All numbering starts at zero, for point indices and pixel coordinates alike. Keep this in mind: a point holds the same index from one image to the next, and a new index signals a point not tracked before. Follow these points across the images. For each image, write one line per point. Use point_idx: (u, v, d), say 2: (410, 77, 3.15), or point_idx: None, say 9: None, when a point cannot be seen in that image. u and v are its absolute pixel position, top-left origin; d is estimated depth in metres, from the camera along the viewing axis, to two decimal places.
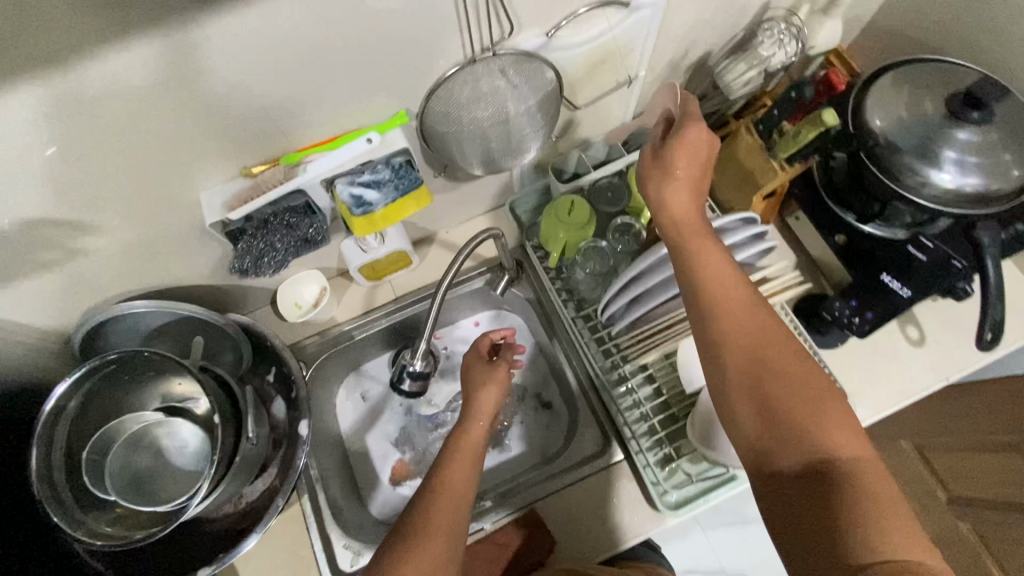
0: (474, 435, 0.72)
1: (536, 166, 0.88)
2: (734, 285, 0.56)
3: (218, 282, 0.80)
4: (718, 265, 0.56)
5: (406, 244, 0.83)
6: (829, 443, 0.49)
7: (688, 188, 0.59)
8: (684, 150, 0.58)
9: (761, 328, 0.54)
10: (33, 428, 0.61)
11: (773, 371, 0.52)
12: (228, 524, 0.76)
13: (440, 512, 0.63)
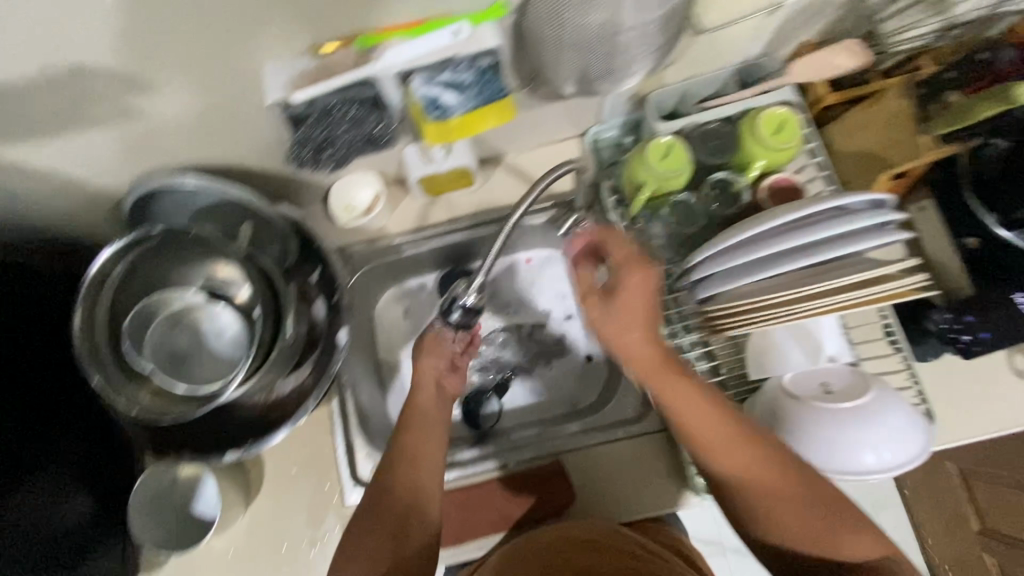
0: (422, 401, 0.67)
1: (632, 97, 0.77)
2: (707, 419, 0.54)
3: (271, 169, 0.75)
4: (704, 425, 0.54)
5: (470, 162, 0.76)
6: (834, 541, 0.52)
7: (643, 288, 0.56)
8: (627, 311, 0.55)
9: (747, 450, 0.54)
10: (79, 287, 0.62)
11: (782, 495, 0.53)
12: (254, 415, 0.75)
13: (404, 483, 0.62)
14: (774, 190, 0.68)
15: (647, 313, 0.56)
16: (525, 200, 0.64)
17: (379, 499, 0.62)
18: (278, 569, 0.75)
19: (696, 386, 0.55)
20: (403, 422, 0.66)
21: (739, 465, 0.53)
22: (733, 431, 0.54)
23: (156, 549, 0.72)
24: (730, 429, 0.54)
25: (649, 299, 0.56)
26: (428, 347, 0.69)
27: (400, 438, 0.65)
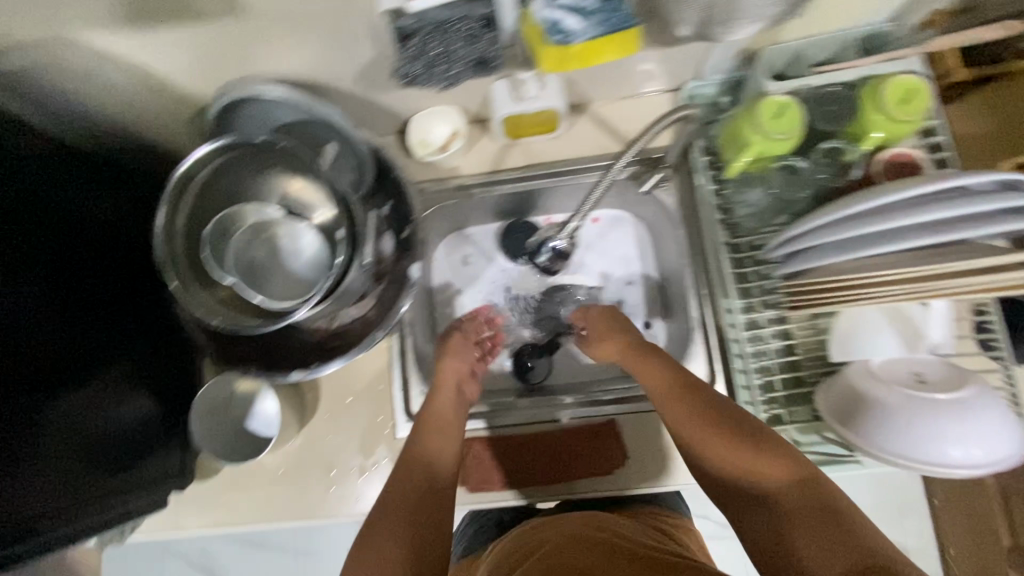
0: (444, 399, 0.75)
1: (742, 50, 0.71)
2: (665, 383, 0.67)
3: (352, 91, 0.72)
4: (656, 381, 0.68)
5: (561, 104, 0.72)
6: (763, 475, 0.55)
7: (609, 321, 0.79)
8: (601, 318, 0.80)
9: (696, 411, 0.62)
10: (162, 187, 0.62)
11: (717, 441, 0.59)
12: (317, 340, 0.75)
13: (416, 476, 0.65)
14: (889, 166, 0.63)
15: (617, 330, 0.77)
16: (626, 152, 0.64)
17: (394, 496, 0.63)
18: (328, 489, 0.78)
19: (658, 364, 0.70)
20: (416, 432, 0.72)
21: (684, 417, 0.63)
22: (682, 394, 0.65)
23: (217, 459, 0.75)
24: (684, 390, 0.65)
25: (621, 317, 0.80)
26: (450, 348, 0.80)
27: (416, 436, 0.71)
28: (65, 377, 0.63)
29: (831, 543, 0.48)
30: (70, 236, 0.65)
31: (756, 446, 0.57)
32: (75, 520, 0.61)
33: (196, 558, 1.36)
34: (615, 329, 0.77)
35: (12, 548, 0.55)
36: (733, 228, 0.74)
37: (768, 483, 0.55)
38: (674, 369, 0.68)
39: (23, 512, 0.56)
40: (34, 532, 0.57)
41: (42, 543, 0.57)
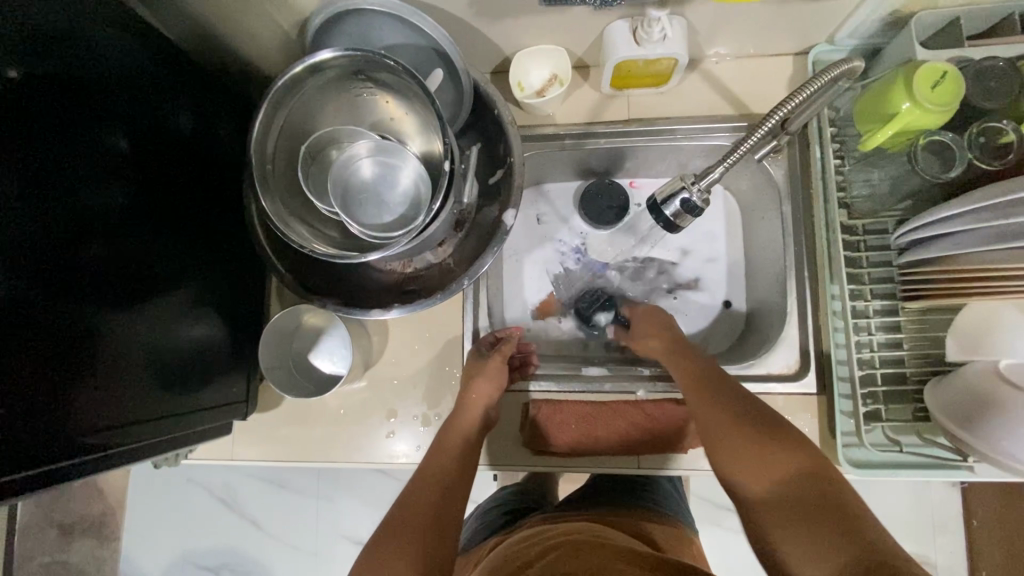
0: (471, 406, 0.69)
1: (889, 13, 0.65)
2: (692, 373, 0.64)
3: (460, 17, 0.67)
4: (689, 378, 0.64)
5: (684, 52, 0.65)
6: (775, 477, 0.52)
7: (652, 319, 0.75)
8: (648, 314, 0.75)
9: (721, 407, 0.59)
10: (263, 95, 0.57)
11: (738, 438, 0.55)
12: (393, 280, 0.72)
13: (429, 485, 0.60)
14: None
15: (662, 327, 0.73)
16: (781, 105, 0.55)
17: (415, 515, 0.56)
18: (385, 437, 0.75)
19: (685, 359, 0.66)
20: (434, 447, 0.66)
21: (705, 411, 0.59)
22: (708, 388, 0.61)
23: (282, 392, 0.72)
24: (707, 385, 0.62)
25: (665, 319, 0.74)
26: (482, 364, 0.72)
27: (436, 446, 0.66)
28: (144, 286, 0.60)
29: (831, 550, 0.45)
30: (153, 140, 0.62)
31: (774, 448, 0.53)
32: (147, 434, 0.59)
33: (218, 490, 1.36)
34: (653, 334, 0.73)
35: (93, 452, 0.53)
36: (847, 208, 0.69)
37: (783, 485, 0.51)
38: (700, 365, 0.65)
39: (100, 419, 0.54)
40: (111, 441, 0.55)
41: (120, 453, 0.56)
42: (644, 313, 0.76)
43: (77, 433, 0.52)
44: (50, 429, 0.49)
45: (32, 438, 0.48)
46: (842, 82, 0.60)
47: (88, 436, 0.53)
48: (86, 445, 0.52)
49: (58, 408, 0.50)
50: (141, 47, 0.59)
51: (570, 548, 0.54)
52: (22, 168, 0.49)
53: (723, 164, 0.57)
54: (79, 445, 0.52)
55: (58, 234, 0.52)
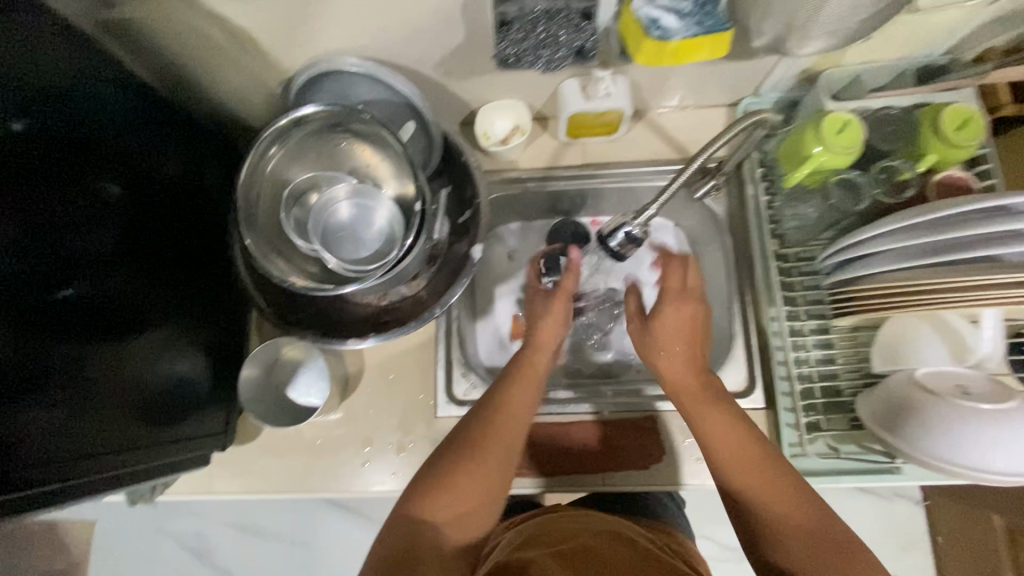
0: (545, 349, 0.70)
1: (802, 72, 0.76)
2: (740, 439, 0.60)
3: (428, 75, 0.75)
4: (717, 431, 0.61)
5: (628, 106, 0.74)
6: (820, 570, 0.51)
7: (676, 316, 0.66)
8: (675, 311, 0.66)
9: (772, 486, 0.56)
10: (249, 146, 0.63)
11: (787, 528, 0.54)
12: (369, 313, 0.77)
13: (504, 429, 0.62)
14: (941, 185, 0.67)
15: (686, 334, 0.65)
16: (705, 148, 0.62)
17: (474, 474, 0.58)
18: (361, 466, 0.78)
19: (737, 421, 0.61)
20: (512, 373, 0.67)
21: (756, 488, 0.57)
22: (759, 461, 0.58)
23: (259, 422, 0.74)
24: (758, 453, 0.59)
25: (689, 331, 0.66)
26: (554, 306, 0.72)
27: (512, 375, 0.67)
28: (127, 324, 0.63)
29: None
30: (141, 188, 0.67)
31: (827, 548, 0.52)
32: (115, 471, 0.59)
33: (188, 538, 1.33)
34: (685, 367, 0.65)
35: (73, 480, 0.53)
36: (781, 239, 0.77)
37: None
38: (746, 429, 0.61)
39: (65, 449, 0.53)
40: (92, 471, 0.56)
41: (97, 483, 0.56)
42: (676, 320, 0.66)
43: (61, 458, 0.53)
44: (34, 456, 0.50)
45: (25, 456, 0.49)
46: (761, 130, 0.69)
47: (70, 464, 0.53)
48: (40, 472, 0.50)
49: (38, 436, 0.51)
50: (134, 104, 0.64)
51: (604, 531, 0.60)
52: (24, 212, 0.52)
53: (656, 204, 0.63)
54: (60, 474, 0.52)
55: (45, 279, 0.54)
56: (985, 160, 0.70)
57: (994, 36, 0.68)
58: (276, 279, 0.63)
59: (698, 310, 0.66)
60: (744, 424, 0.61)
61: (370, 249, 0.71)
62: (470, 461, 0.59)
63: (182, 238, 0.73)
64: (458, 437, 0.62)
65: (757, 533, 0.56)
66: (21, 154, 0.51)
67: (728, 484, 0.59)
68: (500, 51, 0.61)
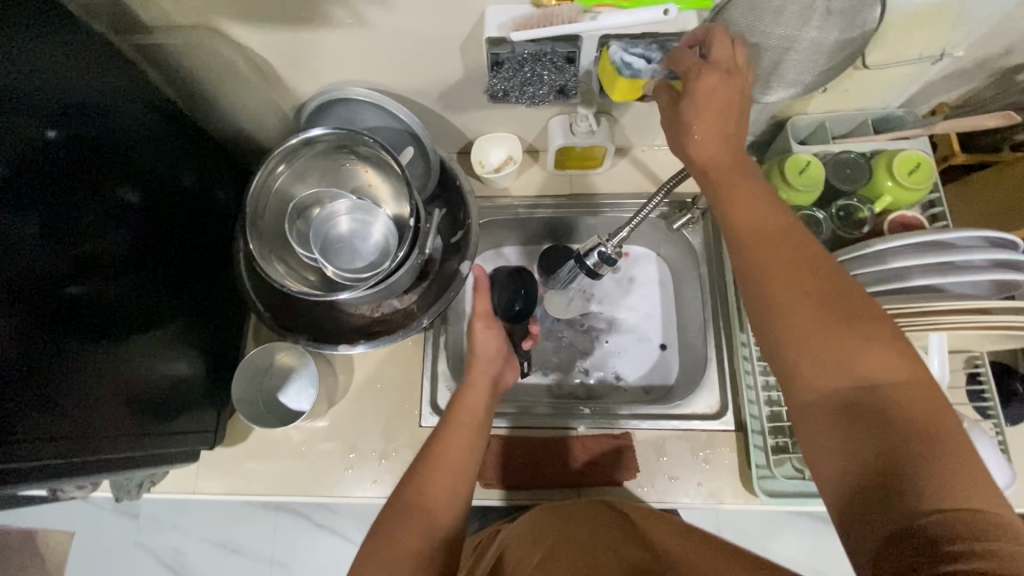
0: (473, 403, 0.68)
1: (772, 118, 0.83)
2: (774, 223, 0.51)
3: (428, 106, 0.82)
4: (748, 208, 0.53)
5: (611, 142, 0.80)
6: (828, 360, 0.46)
7: (713, 80, 0.54)
8: (711, 77, 0.54)
9: (800, 274, 0.49)
10: (263, 160, 0.69)
11: (798, 307, 0.48)
12: (362, 323, 0.81)
13: (433, 487, 0.60)
14: (894, 225, 0.73)
15: (723, 104, 0.54)
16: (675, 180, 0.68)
17: (405, 543, 0.56)
18: (344, 471, 0.80)
19: (769, 201, 0.53)
20: (439, 431, 0.66)
21: (779, 273, 0.49)
22: (787, 249, 0.50)
23: (250, 422, 0.77)
24: (789, 234, 0.51)
25: (730, 99, 0.55)
26: (479, 331, 0.76)
27: (440, 434, 0.65)
28: (137, 320, 0.67)
29: (896, 445, 0.42)
30: (161, 195, 0.72)
31: (851, 328, 0.46)
32: (98, 459, 0.61)
33: (165, 555, 1.31)
34: (718, 140, 0.55)
35: (62, 460, 0.57)
36: None
37: (851, 373, 0.45)
38: (778, 206, 0.53)
39: (58, 428, 0.56)
40: (81, 453, 0.59)
41: (84, 465, 0.59)
42: (711, 90, 0.54)
43: (56, 437, 0.56)
44: (21, 431, 0.52)
45: (23, 428, 0.52)
46: None
47: (63, 443, 0.57)
48: (29, 448, 0.53)
49: (39, 413, 0.54)
50: (158, 119, 0.71)
51: (585, 517, 0.65)
52: (52, 210, 0.56)
53: (628, 226, 0.69)
54: (51, 453, 0.55)
55: (63, 272, 0.57)
56: (939, 203, 0.76)
57: (940, 92, 0.76)
58: (276, 282, 0.68)
59: (735, 84, 0.55)
60: (779, 208, 0.53)
61: (366, 260, 0.77)
62: (401, 530, 0.57)
63: (190, 245, 0.78)
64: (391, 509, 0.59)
65: (767, 314, 0.50)
66: (54, 158, 0.56)
67: (750, 268, 0.51)
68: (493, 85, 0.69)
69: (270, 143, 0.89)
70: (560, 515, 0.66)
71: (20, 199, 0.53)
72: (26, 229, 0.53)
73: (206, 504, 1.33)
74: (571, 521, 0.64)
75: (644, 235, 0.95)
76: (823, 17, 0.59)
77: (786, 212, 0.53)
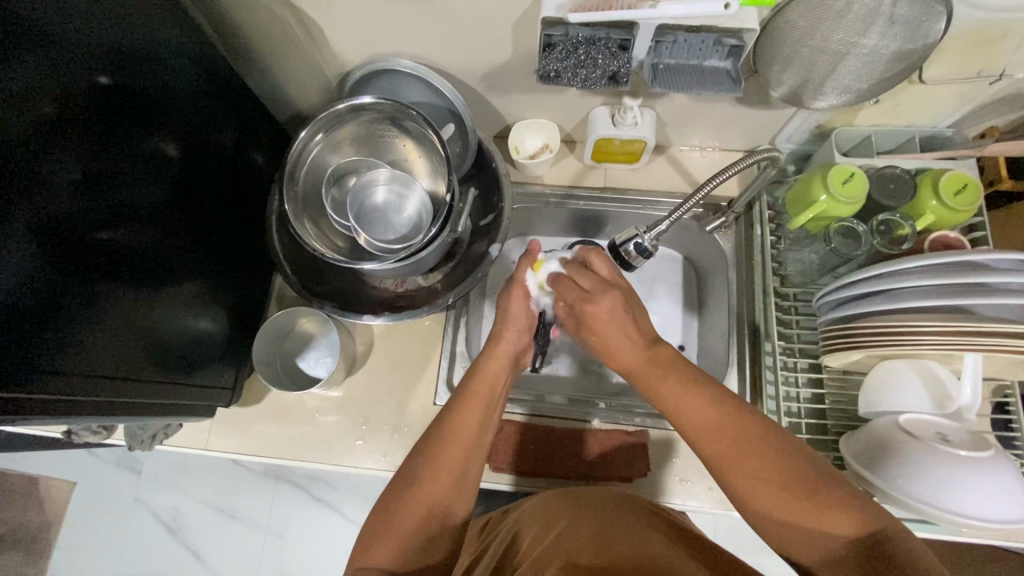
0: (493, 373, 0.66)
1: (817, 128, 0.82)
2: (701, 415, 0.55)
3: (473, 86, 0.81)
4: (677, 400, 0.57)
5: (652, 137, 0.80)
6: (801, 527, 0.49)
7: (608, 306, 0.63)
8: (604, 309, 0.63)
9: (742, 453, 0.52)
10: (319, 115, 0.71)
11: (750, 480, 0.51)
12: (386, 296, 0.82)
13: (447, 458, 0.59)
14: (935, 243, 0.72)
15: (622, 313, 0.63)
16: (711, 180, 0.68)
17: (414, 515, 0.56)
18: (355, 442, 0.81)
19: (690, 387, 0.57)
20: (455, 401, 0.63)
21: (729, 463, 0.52)
22: (723, 430, 0.54)
23: (268, 383, 0.78)
24: (712, 412, 0.55)
25: (621, 312, 0.63)
26: (512, 297, 0.71)
27: (456, 404, 0.63)
28: (163, 274, 0.67)
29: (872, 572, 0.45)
30: (199, 153, 0.72)
31: (803, 491, 0.49)
32: (114, 401, 0.61)
33: (163, 514, 1.32)
34: (627, 339, 0.62)
35: (76, 398, 0.56)
36: (782, 278, 0.83)
37: (819, 532, 0.48)
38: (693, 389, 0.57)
39: (77, 366, 0.56)
40: (97, 396, 0.59)
41: (99, 406, 0.60)
42: (607, 308, 0.63)
43: (74, 375, 0.56)
44: (38, 364, 0.52)
45: (39, 361, 0.52)
46: (769, 167, 0.74)
47: (81, 381, 0.57)
48: (45, 381, 0.53)
49: (57, 350, 0.54)
50: (207, 77, 0.71)
51: (598, 504, 0.64)
52: (93, 155, 0.56)
53: (668, 220, 0.70)
54: (66, 390, 0.55)
55: (99, 216, 0.58)
56: (981, 227, 0.75)
57: (991, 114, 0.75)
58: (303, 241, 0.69)
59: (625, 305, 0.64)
60: (697, 388, 0.57)
61: (397, 234, 0.77)
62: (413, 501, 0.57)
63: (226, 203, 0.79)
64: (402, 479, 0.59)
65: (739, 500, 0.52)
66: (100, 104, 0.56)
67: (710, 459, 0.54)
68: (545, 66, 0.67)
69: (310, 109, 0.89)
70: (579, 500, 0.64)
71: (62, 141, 0.53)
72: (67, 168, 0.53)
73: (207, 467, 1.33)
74: (586, 503, 0.64)
75: (674, 236, 0.94)
76: (884, 28, 0.58)
77: (707, 388, 0.57)
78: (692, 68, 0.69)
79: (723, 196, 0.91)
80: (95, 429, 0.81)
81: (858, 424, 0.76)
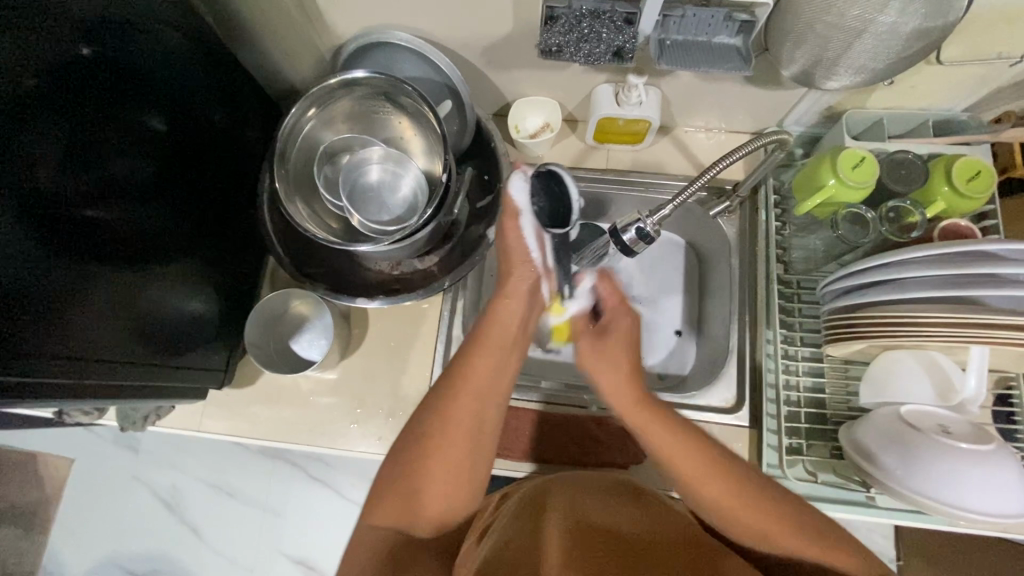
0: (506, 317, 0.64)
1: (829, 110, 0.79)
2: (699, 466, 0.56)
3: (472, 61, 0.78)
4: (678, 450, 0.57)
5: (657, 117, 0.77)
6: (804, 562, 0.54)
7: (620, 337, 0.65)
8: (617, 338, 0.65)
9: (746, 498, 0.55)
10: (312, 89, 0.68)
11: (757, 527, 0.55)
12: (381, 279, 0.80)
13: (458, 420, 0.57)
14: (946, 232, 0.70)
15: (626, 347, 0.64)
16: (716, 163, 0.66)
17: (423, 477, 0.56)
18: (350, 425, 0.80)
19: (688, 441, 0.58)
20: (468, 350, 0.61)
21: (735, 508, 0.55)
22: (723, 472, 0.56)
23: (262, 366, 0.77)
24: (711, 470, 0.56)
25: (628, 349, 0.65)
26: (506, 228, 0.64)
27: (467, 355, 0.61)
28: (157, 253, 0.66)
29: None
30: (188, 125, 0.69)
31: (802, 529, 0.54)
32: (104, 383, 0.60)
33: (161, 490, 1.32)
34: (628, 386, 0.62)
35: (63, 380, 0.55)
36: (786, 265, 0.81)
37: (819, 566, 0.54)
38: (692, 442, 0.58)
39: (65, 347, 0.55)
40: (94, 375, 0.58)
41: (89, 387, 0.59)
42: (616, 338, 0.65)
43: (61, 358, 0.55)
44: (24, 348, 0.51)
45: (22, 342, 0.50)
46: (778, 151, 0.71)
47: (68, 365, 0.55)
48: (28, 363, 0.51)
49: (43, 332, 0.52)
50: (198, 50, 0.68)
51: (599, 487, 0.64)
52: (75, 129, 0.53)
53: (672, 204, 0.68)
54: (59, 372, 0.54)
55: (86, 194, 0.55)
56: (992, 216, 0.74)
57: (1008, 99, 0.72)
58: (293, 219, 0.66)
59: (628, 347, 0.65)
60: (692, 438, 0.58)
61: (394, 214, 0.76)
62: (429, 463, 0.56)
63: (217, 181, 0.77)
64: (412, 435, 0.58)
65: (728, 528, 0.57)
66: (86, 76, 0.54)
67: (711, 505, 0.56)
68: (547, 42, 0.65)
69: (303, 84, 0.86)
70: (580, 482, 0.64)
71: (43, 115, 0.50)
72: (48, 143, 0.51)
73: (204, 445, 1.32)
74: (589, 485, 0.64)
75: (677, 219, 0.92)
76: (904, 4, 0.54)
77: (698, 435, 0.59)
78: (700, 45, 0.66)
79: (728, 179, 0.88)
80: (87, 410, 0.80)
81: (858, 414, 0.75)
